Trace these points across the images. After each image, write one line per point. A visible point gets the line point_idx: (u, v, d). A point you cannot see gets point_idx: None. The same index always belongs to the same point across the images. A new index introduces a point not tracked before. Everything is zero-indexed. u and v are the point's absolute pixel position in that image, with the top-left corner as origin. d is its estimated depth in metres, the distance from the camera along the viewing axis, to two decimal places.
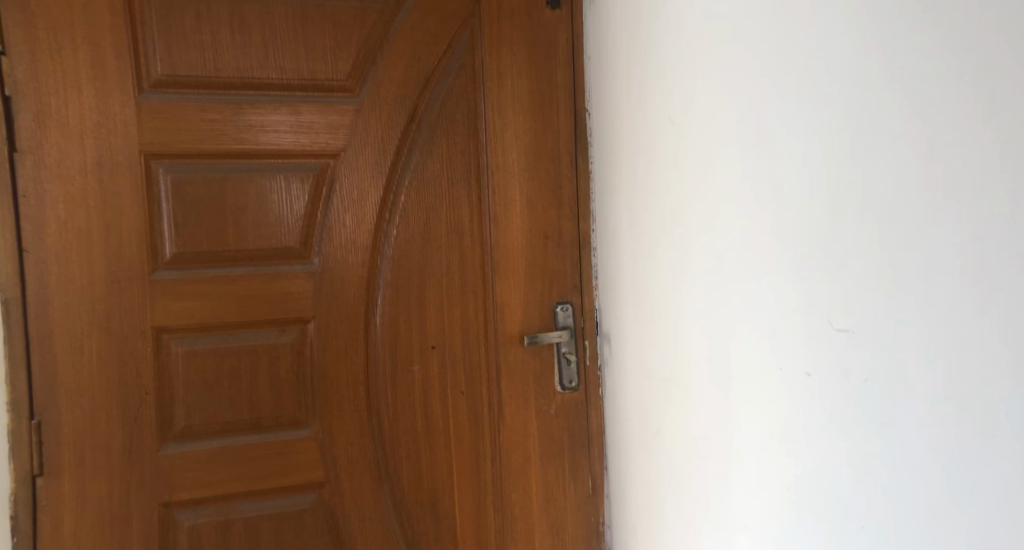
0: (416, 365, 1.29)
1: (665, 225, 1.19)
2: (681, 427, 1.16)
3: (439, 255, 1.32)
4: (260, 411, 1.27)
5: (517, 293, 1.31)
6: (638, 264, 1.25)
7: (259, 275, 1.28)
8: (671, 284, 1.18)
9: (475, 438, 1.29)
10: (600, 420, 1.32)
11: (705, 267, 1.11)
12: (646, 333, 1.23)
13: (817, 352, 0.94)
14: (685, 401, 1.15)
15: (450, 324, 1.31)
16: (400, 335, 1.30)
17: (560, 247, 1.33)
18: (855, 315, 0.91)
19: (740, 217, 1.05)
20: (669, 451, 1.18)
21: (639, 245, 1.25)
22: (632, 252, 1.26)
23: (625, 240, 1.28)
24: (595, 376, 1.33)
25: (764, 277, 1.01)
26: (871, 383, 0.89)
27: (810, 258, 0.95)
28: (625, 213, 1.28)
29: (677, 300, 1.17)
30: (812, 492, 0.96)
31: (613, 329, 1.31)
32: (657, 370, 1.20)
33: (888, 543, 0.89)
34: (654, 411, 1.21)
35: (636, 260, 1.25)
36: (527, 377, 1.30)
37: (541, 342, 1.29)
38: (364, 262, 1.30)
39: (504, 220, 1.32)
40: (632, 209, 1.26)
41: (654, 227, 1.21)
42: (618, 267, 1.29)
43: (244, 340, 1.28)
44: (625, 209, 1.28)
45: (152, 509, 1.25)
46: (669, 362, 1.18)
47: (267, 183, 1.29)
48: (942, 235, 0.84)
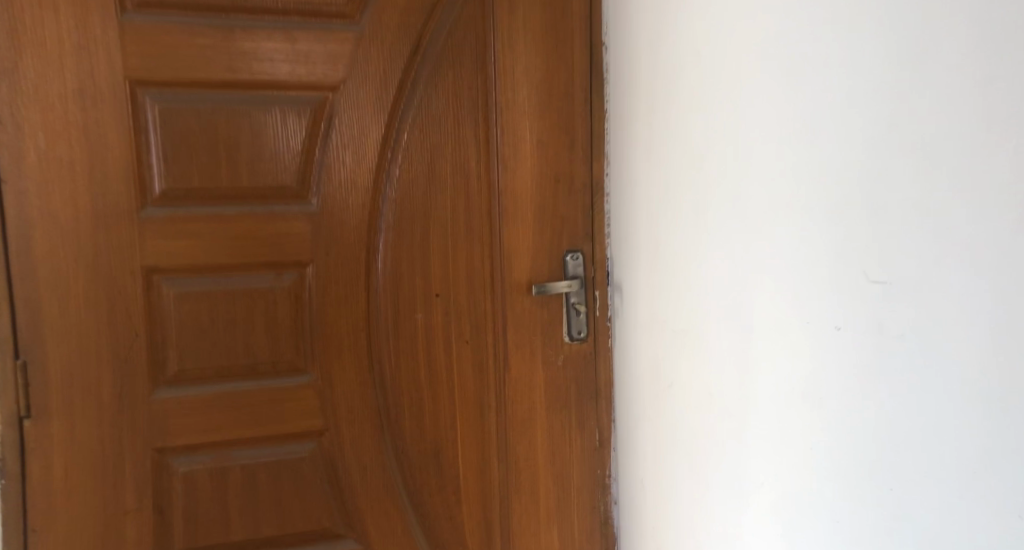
0: (419, 313, 1.25)
1: (684, 173, 1.13)
2: (695, 376, 1.11)
3: (445, 197, 1.25)
4: (256, 357, 1.23)
5: (526, 240, 1.26)
6: (654, 213, 1.19)
7: (254, 215, 1.21)
8: (690, 233, 1.12)
9: (479, 388, 1.26)
10: (609, 372, 1.28)
11: (727, 219, 1.05)
12: (659, 283, 1.18)
13: (849, 305, 0.90)
14: (700, 354, 1.10)
15: (454, 269, 1.25)
16: (403, 280, 1.24)
17: (571, 192, 1.27)
18: (891, 268, 0.86)
19: (770, 163, 0.98)
20: (681, 403, 1.14)
21: (655, 191, 1.18)
22: (649, 200, 1.20)
23: (640, 186, 1.21)
24: (605, 327, 1.28)
25: (793, 226, 0.96)
26: (907, 338, 0.85)
27: (845, 212, 0.90)
28: (641, 156, 1.21)
29: (697, 251, 1.11)
30: (837, 452, 0.92)
31: (625, 278, 1.26)
32: (670, 323, 1.16)
33: (918, 506, 0.84)
34: (666, 362, 1.17)
35: (651, 208, 1.19)
36: (534, 326, 1.26)
37: (549, 291, 1.24)
38: (365, 205, 1.24)
39: (512, 159, 1.25)
40: (650, 154, 1.19)
41: (672, 174, 1.15)
42: (633, 214, 1.23)
43: (239, 283, 1.22)
44: (642, 153, 1.21)
45: (145, 454, 1.22)
46: (682, 314, 1.13)
47: (262, 118, 1.21)
48: (991, 175, 0.78)
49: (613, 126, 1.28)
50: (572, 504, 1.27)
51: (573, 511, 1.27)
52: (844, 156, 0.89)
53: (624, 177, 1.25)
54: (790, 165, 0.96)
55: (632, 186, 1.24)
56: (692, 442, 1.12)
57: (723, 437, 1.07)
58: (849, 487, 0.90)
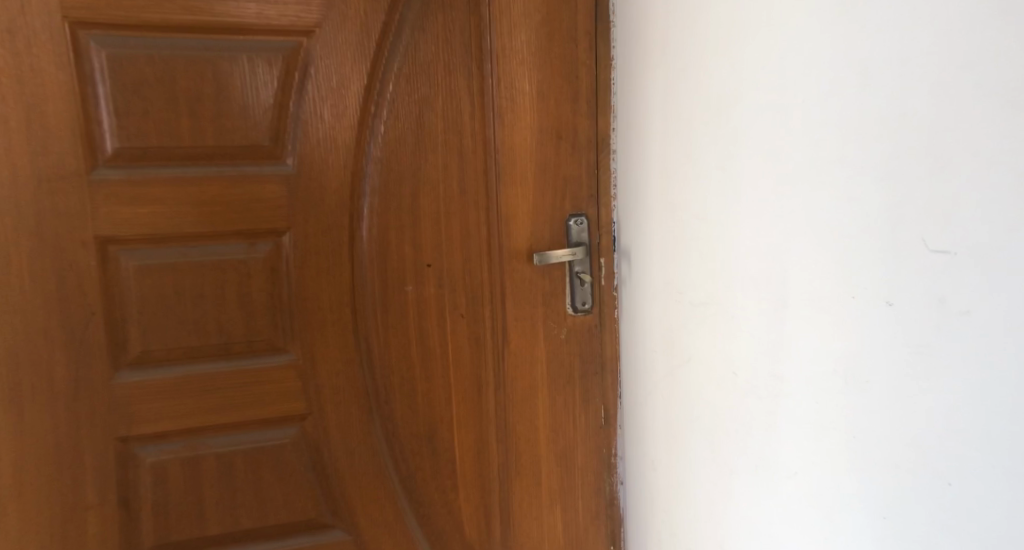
0: (409, 285, 1.15)
1: (703, 129, 1.02)
2: (718, 352, 1.01)
3: (435, 157, 1.14)
4: (229, 336, 1.11)
5: (525, 203, 1.15)
6: (669, 173, 1.08)
7: (222, 178, 1.08)
8: (710, 194, 1.01)
9: (476, 365, 1.17)
10: (614, 345, 1.20)
11: (757, 180, 0.94)
12: (674, 249, 1.08)
13: (904, 277, 0.80)
14: (720, 328, 1.01)
15: (446, 237, 1.15)
16: (390, 250, 1.14)
17: (574, 148, 1.16)
18: (956, 235, 0.77)
19: (813, 118, 0.87)
20: (703, 379, 1.04)
21: (670, 148, 1.07)
22: (663, 160, 1.09)
23: (652, 143, 1.11)
24: (611, 297, 1.19)
25: (837, 189, 0.85)
26: (975, 315, 0.76)
27: (903, 174, 0.80)
28: (654, 109, 1.10)
29: (719, 214, 1.00)
30: (883, 441, 0.83)
31: (634, 245, 1.16)
32: (688, 294, 1.06)
33: (980, 503, 0.77)
34: (681, 336, 1.07)
35: (665, 168, 1.08)
36: (535, 297, 1.17)
37: (550, 261, 1.14)
38: (347, 165, 1.12)
39: (510, 113, 1.13)
40: (664, 107, 1.08)
41: (691, 130, 1.04)
42: (643, 174, 1.13)
43: (208, 254, 1.09)
44: (654, 106, 1.10)
45: (107, 445, 1.09)
46: (701, 284, 1.04)
47: (227, 67, 1.07)
48: None
49: (620, 77, 1.16)
50: (575, 486, 1.20)
51: (577, 493, 1.20)
52: (898, 116, 0.80)
53: (634, 133, 1.14)
54: (834, 120, 0.85)
55: (643, 143, 1.12)
56: (715, 422, 1.03)
57: (750, 421, 0.97)
58: (899, 468, 0.82)
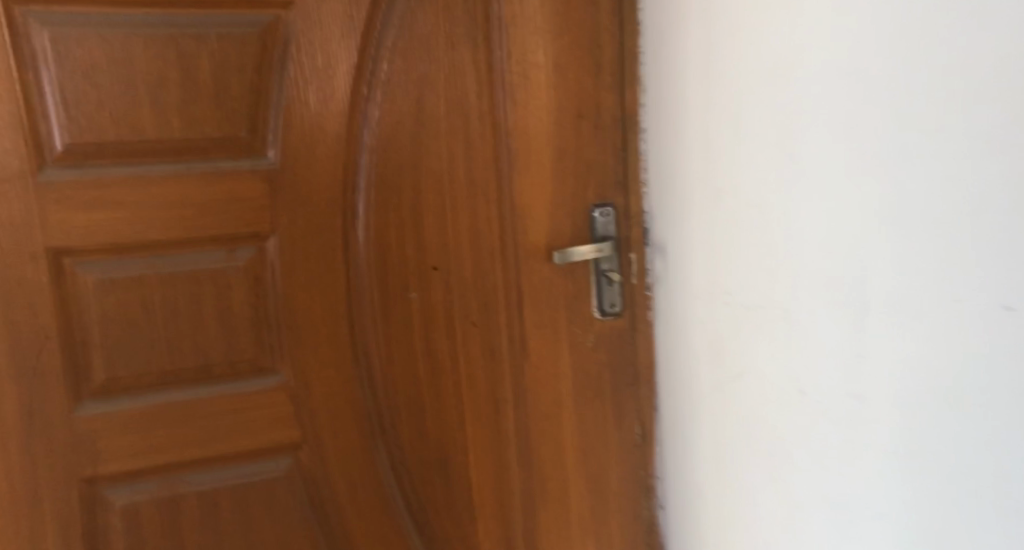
0: (413, 290, 1.02)
1: (753, 104, 0.87)
2: (779, 365, 0.87)
3: (436, 144, 1.01)
4: (209, 357, 0.96)
5: (541, 194, 1.02)
6: (713, 157, 0.94)
7: (194, 176, 0.94)
8: (761, 180, 0.87)
9: (491, 379, 1.05)
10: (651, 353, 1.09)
11: (822, 163, 0.79)
12: (722, 245, 0.94)
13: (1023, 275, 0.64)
14: (779, 336, 0.87)
15: (454, 234, 1.02)
16: (391, 252, 1.01)
17: (597, 129, 1.03)
18: None
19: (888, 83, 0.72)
20: (761, 396, 0.90)
21: (716, 127, 0.93)
22: (708, 142, 0.94)
23: (691, 122, 0.97)
24: (643, 297, 1.08)
25: (924, 169, 0.70)
26: None
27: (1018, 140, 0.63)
28: (692, 83, 0.96)
29: (775, 204, 0.86)
30: (1001, 479, 0.67)
31: (676, 240, 1.02)
32: (740, 297, 0.92)
33: None
34: (730, 344, 0.94)
35: (711, 152, 0.94)
36: (558, 301, 1.05)
37: (573, 259, 1.03)
38: (338, 156, 0.98)
39: (524, 91, 0.99)
40: (705, 81, 0.94)
41: (739, 106, 0.89)
42: (683, 159, 0.99)
43: (181, 264, 0.94)
44: (693, 79, 0.95)
45: (70, 487, 0.94)
46: (755, 285, 0.89)
47: (193, 48, 0.92)
48: None
49: (648, 47, 1.02)
50: (609, 511, 1.08)
51: (610, 518, 1.09)
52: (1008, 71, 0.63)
53: (669, 112, 1.00)
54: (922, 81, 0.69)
55: (681, 123, 0.98)
56: (779, 447, 0.88)
57: (824, 448, 0.83)
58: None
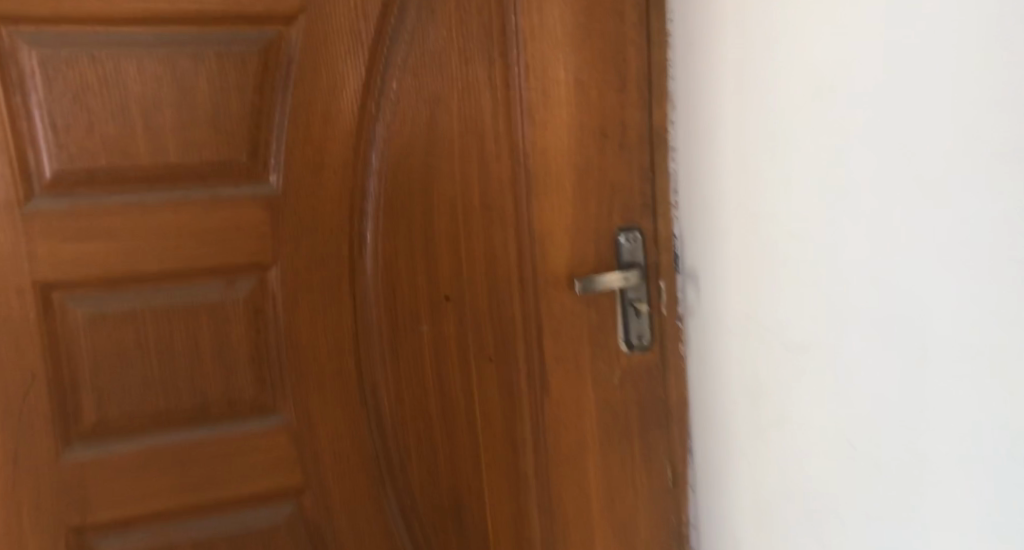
0: (424, 323, 0.97)
1: (791, 122, 0.79)
2: (825, 412, 0.79)
3: (449, 167, 0.95)
4: (206, 396, 0.91)
5: (562, 219, 0.95)
6: (748, 180, 0.87)
7: (191, 205, 0.88)
8: (801, 207, 0.79)
9: (509, 418, 0.99)
10: (682, 389, 1.01)
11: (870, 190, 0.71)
12: (758, 276, 0.87)
13: None
14: (821, 378, 0.79)
15: (468, 262, 0.97)
16: (400, 283, 0.96)
17: (622, 148, 0.95)
18: None
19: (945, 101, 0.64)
20: (803, 445, 0.82)
21: (751, 149, 0.86)
22: (743, 165, 0.87)
23: (723, 143, 0.89)
24: (674, 328, 1.00)
25: (989, 199, 0.61)
26: None
27: None
28: (724, 101, 0.89)
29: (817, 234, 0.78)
30: None
31: (710, 269, 0.95)
32: (778, 333, 0.84)
33: None
34: (768, 385, 0.86)
35: (746, 175, 0.87)
36: (580, 333, 0.98)
37: (597, 288, 0.95)
38: (344, 182, 0.92)
39: (542, 110, 0.93)
40: (739, 98, 0.86)
41: (776, 125, 0.82)
42: (715, 183, 0.92)
43: (177, 298, 0.89)
44: (725, 96, 0.88)
45: (58, 536, 0.89)
46: (794, 322, 0.82)
47: (190, 68, 0.86)
48: None
49: (678, 62, 0.96)
50: None
51: None
52: None
53: (700, 131, 0.94)
54: (985, 100, 0.61)
55: (713, 144, 0.91)
56: (824, 501, 0.80)
57: (872, 504, 0.74)
58: None
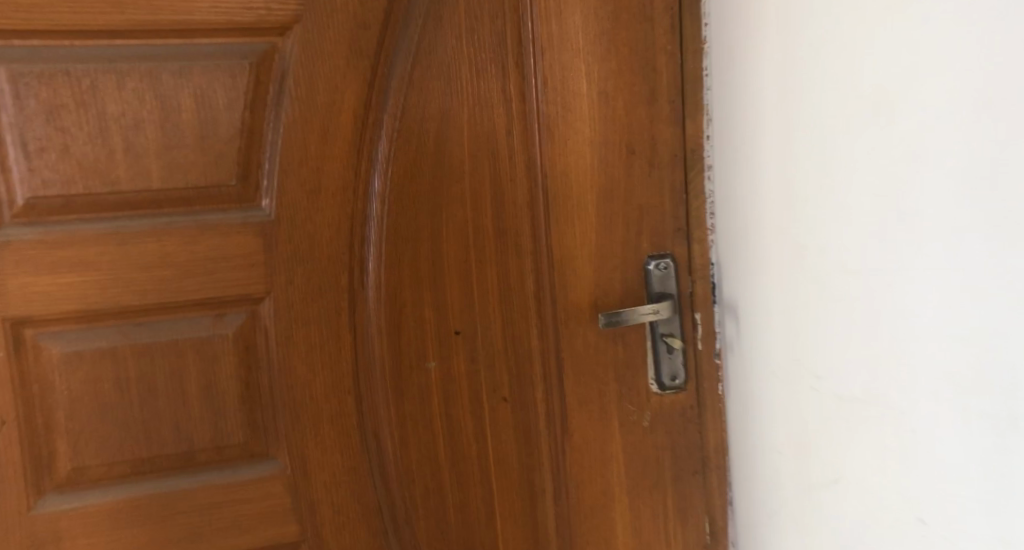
0: (432, 360, 0.88)
1: (850, 144, 0.70)
2: (892, 479, 0.69)
3: (459, 188, 0.86)
4: (193, 441, 0.83)
5: (585, 245, 0.87)
6: (796, 208, 0.77)
7: (174, 232, 0.80)
8: (860, 242, 0.70)
9: (526, 465, 0.91)
10: (721, 433, 0.93)
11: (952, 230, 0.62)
12: (808, 317, 0.77)
13: None
14: (887, 436, 0.69)
15: (480, 292, 0.88)
16: (405, 315, 0.87)
17: (652, 167, 0.87)
18: None
19: None
20: (864, 512, 0.73)
21: (800, 173, 0.76)
22: (790, 191, 0.77)
23: (768, 166, 0.80)
24: (712, 366, 0.92)
25: None
26: None
27: None
28: (769, 119, 0.79)
29: (880, 275, 0.68)
30: None
31: (752, 305, 0.85)
32: (833, 382, 0.74)
33: None
34: (822, 440, 0.77)
35: (794, 203, 0.77)
36: (604, 371, 0.90)
37: (629, 322, 0.87)
38: (342, 207, 0.84)
39: (563, 125, 0.85)
40: (787, 115, 0.77)
41: (830, 147, 0.72)
42: (758, 210, 0.82)
43: (160, 334, 0.81)
44: (770, 113, 0.79)
45: None
46: (852, 370, 0.72)
47: (173, 84, 0.78)
48: None
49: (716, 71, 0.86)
50: None
51: None
52: None
53: (740, 151, 0.84)
54: None
55: (755, 166, 0.82)
56: None
57: None
58: None
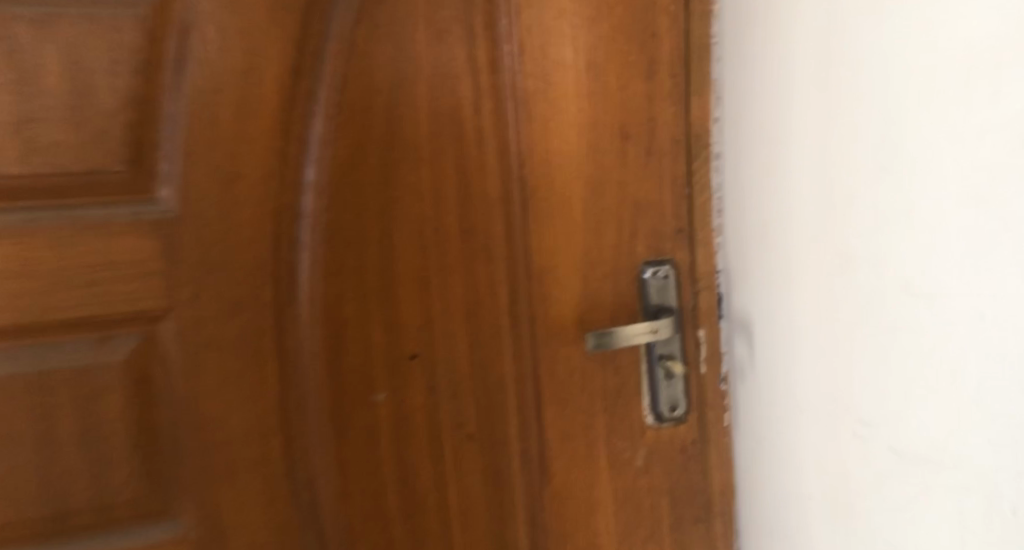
0: (382, 392, 0.72)
1: (924, 134, 0.55)
2: None
3: (415, 177, 0.70)
4: (68, 500, 0.65)
5: (570, 249, 0.74)
6: (842, 216, 0.62)
7: (42, 233, 0.62)
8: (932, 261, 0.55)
9: (497, 514, 0.76)
10: (726, 472, 0.80)
11: None
12: (859, 349, 0.62)
13: None
14: (973, 511, 0.54)
15: (442, 307, 0.73)
16: (346, 336, 0.70)
17: (649, 156, 0.74)
18: None
19: None
20: None
21: (851, 171, 0.61)
22: (837, 194, 0.63)
23: (806, 162, 0.66)
24: (716, 392, 0.79)
25: None
26: None
27: None
28: (810, 106, 0.65)
29: (959, 304, 0.54)
30: None
31: (784, 329, 0.71)
32: (891, 433, 0.60)
33: None
34: (876, 502, 0.62)
35: (841, 209, 0.62)
36: (592, 399, 0.77)
37: (620, 344, 0.74)
38: (266, 202, 0.67)
39: (542, 101, 0.71)
40: (834, 100, 0.62)
41: (894, 139, 0.57)
42: (793, 215, 0.68)
43: (20, 366, 0.63)
44: (812, 98, 0.65)
45: None
46: (919, 419, 0.57)
47: (34, 38, 0.60)
48: None
49: (727, 43, 0.74)
50: None
51: None
52: None
53: (769, 142, 0.70)
54: None
55: (791, 163, 0.68)
56: None
57: None
58: None
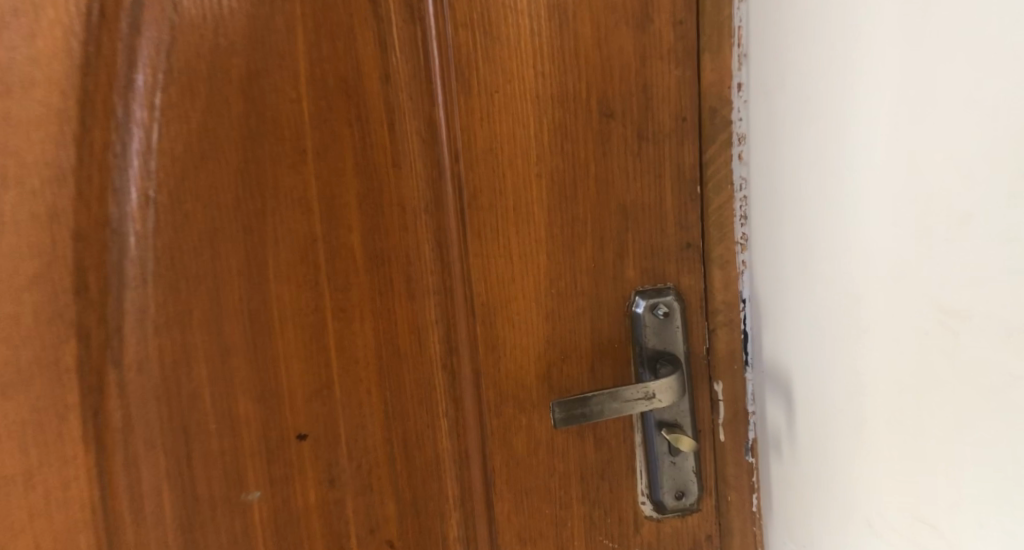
0: (257, 489, 0.50)
1: None
2: None
3: (294, 181, 0.48)
4: None
5: (529, 275, 0.51)
6: (961, 242, 0.40)
7: None
8: None
9: None
10: None
11: None
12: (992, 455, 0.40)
13: None
14: None
15: (343, 365, 0.51)
16: (196, 412, 0.48)
17: (639, 139, 0.51)
18: None
19: None
20: None
21: (979, 182, 0.39)
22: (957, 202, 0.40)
23: (889, 160, 0.43)
24: (742, 472, 0.55)
25: None
26: None
27: None
28: (900, 67, 0.42)
29: None
30: None
31: (845, 399, 0.48)
32: None
33: None
34: None
35: (962, 228, 0.40)
36: (564, 486, 0.54)
37: (600, 413, 0.51)
38: (54, 221, 0.45)
39: (484, 63, 0.49)
40: (950, 65, 0.40)
41: None
42: (859, 242, 0.45)
43: None
44: (902, 58, 0.42)
45: None
46: None
47: None
48: None
49: None
50: None
51: None
52: None
53: (820, 130, 0.47)
54: None
55: (858, 160, 0.45)
56: None
57: None
58: None
